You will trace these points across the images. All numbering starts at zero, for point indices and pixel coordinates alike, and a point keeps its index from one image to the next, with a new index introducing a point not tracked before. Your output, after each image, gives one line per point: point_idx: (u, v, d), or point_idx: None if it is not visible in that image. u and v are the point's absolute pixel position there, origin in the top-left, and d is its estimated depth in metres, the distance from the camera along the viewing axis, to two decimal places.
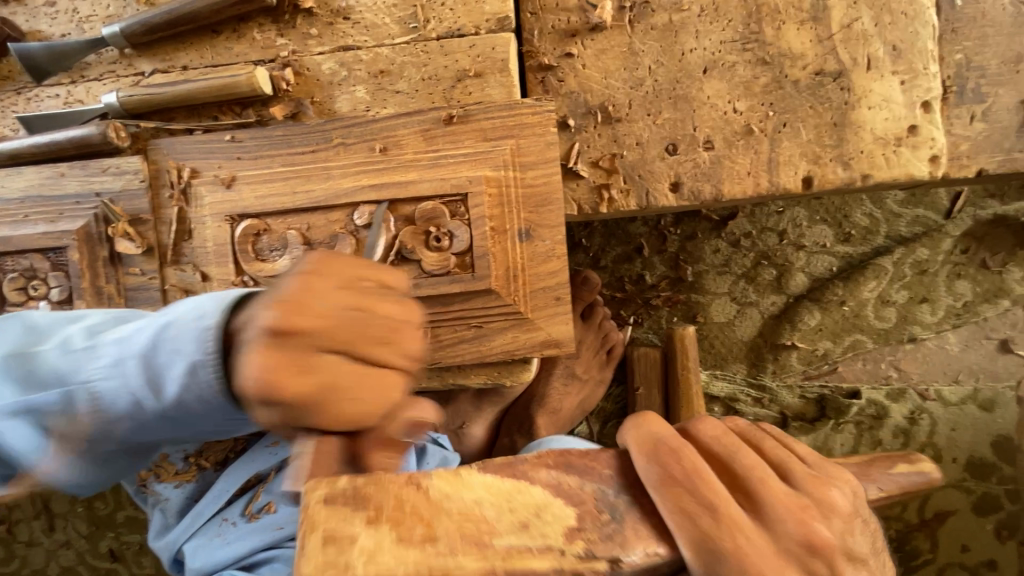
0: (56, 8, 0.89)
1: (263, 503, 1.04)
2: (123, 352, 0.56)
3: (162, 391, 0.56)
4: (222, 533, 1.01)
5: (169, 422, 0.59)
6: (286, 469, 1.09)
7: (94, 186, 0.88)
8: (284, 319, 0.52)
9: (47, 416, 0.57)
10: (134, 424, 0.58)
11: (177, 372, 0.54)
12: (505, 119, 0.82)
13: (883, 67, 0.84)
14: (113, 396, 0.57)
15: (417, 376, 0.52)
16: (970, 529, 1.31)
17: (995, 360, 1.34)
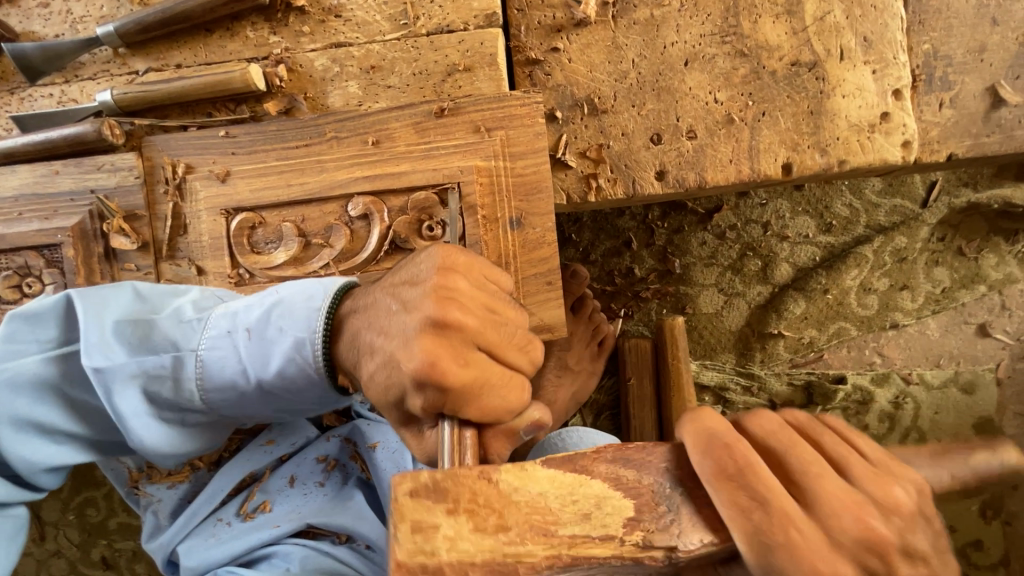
0: (50, 9, 0.91)
1: (258, 503, 1.06)
2: (238, 327, 0.69)
3: (266, 362, 0.68)
4: (215, 533, 1.02)
5: (263, 395, 0.71)
6: (280, 469, 1.11)
7: (89, 183, 0.89)
8: (379, 288, 0.67)
9: (153, 379, 0.68)
10: (229, 392, 0.70)
11: (284, 346, 0.67)
12: (495, 111, 0.84)
13: (855, 58, 0.88)
14: (218, 365, 0.68)
15: (482, 337, 0.61)
16: (956, 510, 1.34)
17: (975, 343, 1.38)
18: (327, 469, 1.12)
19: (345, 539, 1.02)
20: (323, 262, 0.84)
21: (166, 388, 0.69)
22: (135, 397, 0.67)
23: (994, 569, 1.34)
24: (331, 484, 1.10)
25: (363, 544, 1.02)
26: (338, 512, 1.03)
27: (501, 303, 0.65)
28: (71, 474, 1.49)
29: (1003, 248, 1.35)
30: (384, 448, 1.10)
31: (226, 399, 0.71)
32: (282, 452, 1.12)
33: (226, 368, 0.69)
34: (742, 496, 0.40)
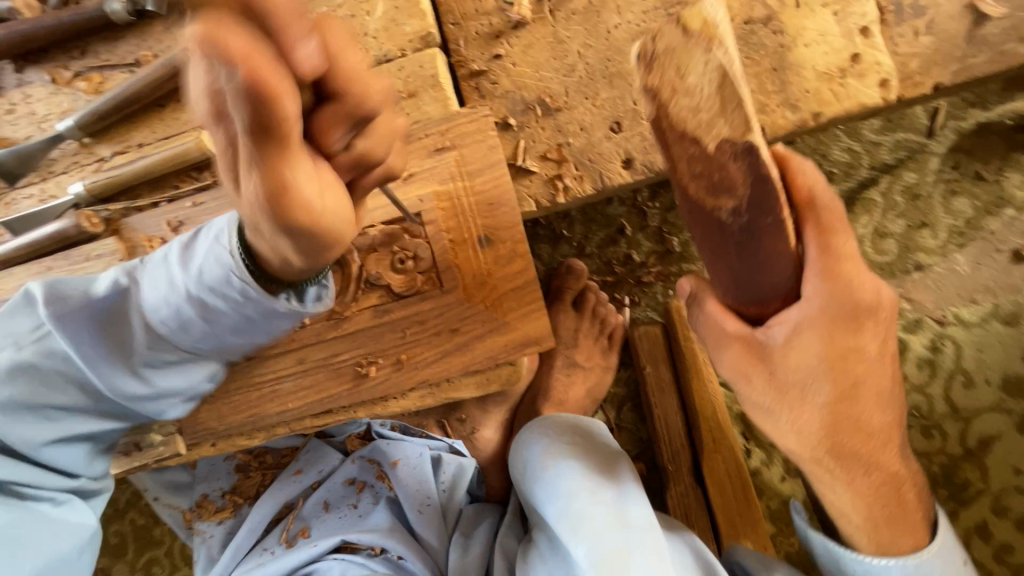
0: (16, 115, 0.95)
1: (297, 529, 1.21)
2: (173, 274, 0.71)
3: (193, 263, 0.70)
4: (263, 559, 1.18)
5: (203, 330, 0.75)
6: (313, 495, 1.24)
7: (79, 272, 0.92)
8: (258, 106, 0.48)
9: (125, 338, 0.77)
10: (174, 326, 0.74)
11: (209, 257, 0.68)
12: (445, 132, 0.84)
13: (811, 3, 0.82)
14: (174, 291, 0.72)
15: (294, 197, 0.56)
16: (1020, 451, 1.27)
17: (1012, 271, 1.28)
18: (356, 490, 1.25)
19: (380, 551, 1.15)
20: (306, 311, 0.85)
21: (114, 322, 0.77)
22: (85, 349, 0.76)
23: None
24: (362, 504, 1.23)
25: (394, 555, 1.13)
26: (369, 530, 1.16)
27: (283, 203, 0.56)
28: (134, 537, 1.58)
29: None
30: (406, 462, 1.21)
31: (166, 326, 0.74)
32: (313, 480, 1.26)
33: (162, 314, 0.73)
34: (822, 378, 0.69)
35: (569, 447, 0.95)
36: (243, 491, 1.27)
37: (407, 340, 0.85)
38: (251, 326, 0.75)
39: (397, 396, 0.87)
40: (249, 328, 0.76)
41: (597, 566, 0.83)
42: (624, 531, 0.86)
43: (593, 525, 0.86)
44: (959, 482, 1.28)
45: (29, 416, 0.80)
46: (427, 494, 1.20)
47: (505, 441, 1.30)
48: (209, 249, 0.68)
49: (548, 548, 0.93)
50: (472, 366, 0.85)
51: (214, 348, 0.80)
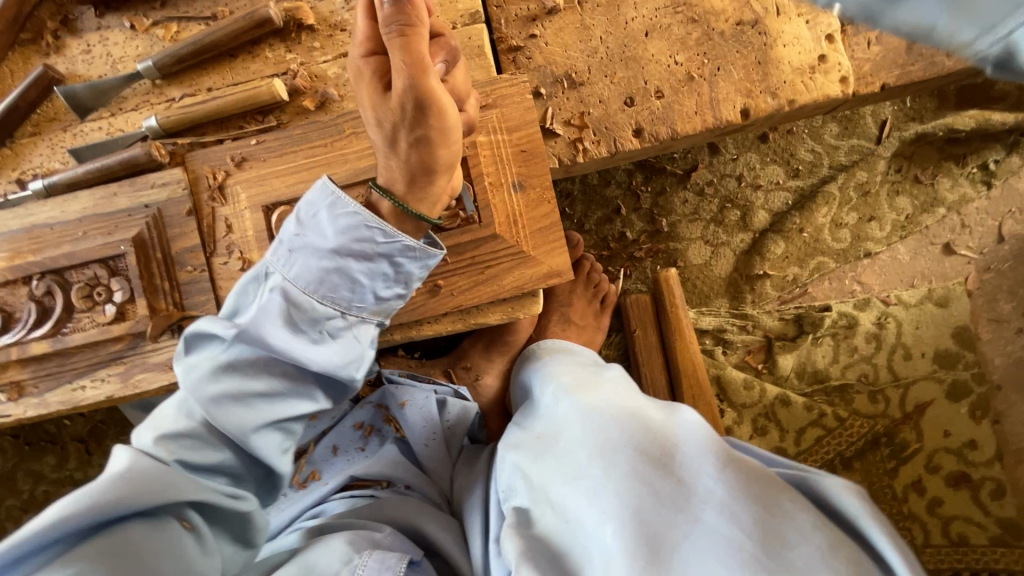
0: (92, 54, 1.04)
1: (308, 473, 1.29)
2: (315, 242, 0.81)
3: (324, 232, 0.81)
4: (277, 502, 1.27)
5: (347, 282, 0.82)
6: (324, 440, 1.32)
7: (142, 199, 1.01)
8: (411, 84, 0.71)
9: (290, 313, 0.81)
10: (327, 283, 0.81)
11: (326, 216, 0.81)
12: (487, 94, 0.98)
13: (789, 12, 1.02)
14: (303, 265, 0.81)
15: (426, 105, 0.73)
16: (948, 415, 1.48)
17: (943, 262, 1.52)
18: (364, 434, 1.33)
19: (388, 484, 1.24)
20: None
21: (288, 324, 0.82)
22: (277, 336, 0.81)
23: (990, 464, 1.47)
24: (371, 446, 1.31)
25: (401, 485, 1.23)
26: (377, 465, 1.26)
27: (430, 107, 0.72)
28: None
29: (955, 171, 1.50)
30: (412, 405, 1.29)
31: (329, 287, 0.82)
32: (324, 424, 1.34)
33: (315, 276, 0.81)
34: None
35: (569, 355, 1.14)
36: None
37: (446, 269, 0.97)
38: (381, 272, 0.83)
39: (432, 320, 1.00)
40: (357, 290, 0.83)
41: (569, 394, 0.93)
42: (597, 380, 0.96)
43: (571, 376, 0.99)
44: (899, 442, 1.47)
45: (236, 408, 0.83)
46: (432, 430, 1.28)
47: (506, 391, 1.42)
48: (333, 210, 0.80)
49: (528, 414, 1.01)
50: (500, 295, 0.97)
51: (377, 302, 0.86)
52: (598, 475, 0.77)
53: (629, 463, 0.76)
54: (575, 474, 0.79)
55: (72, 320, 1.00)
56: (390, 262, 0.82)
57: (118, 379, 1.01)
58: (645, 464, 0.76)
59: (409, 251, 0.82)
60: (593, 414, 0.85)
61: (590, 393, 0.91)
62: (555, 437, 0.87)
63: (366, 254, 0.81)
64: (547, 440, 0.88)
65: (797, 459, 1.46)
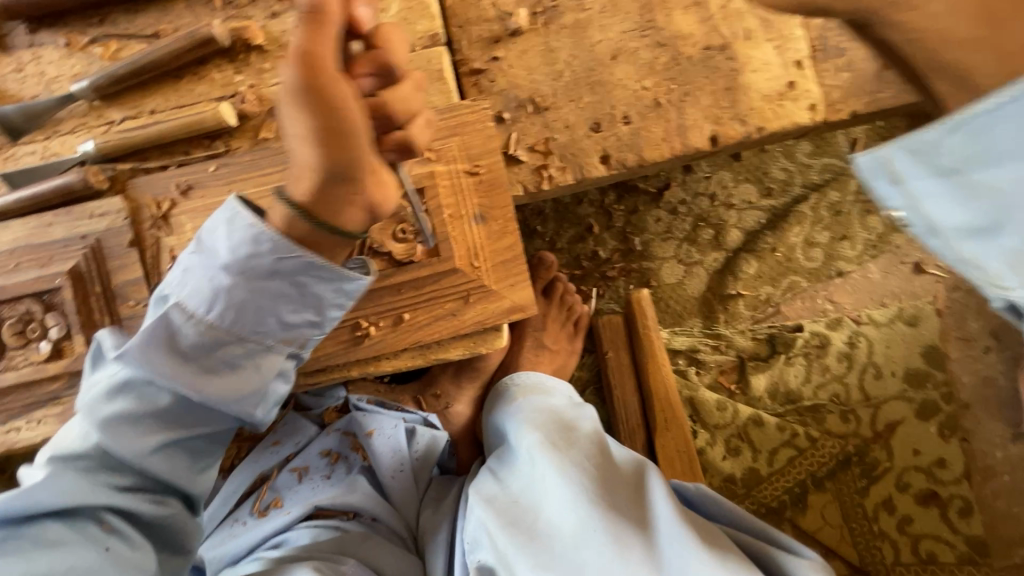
0: (24, 73, 0.97)
1: (269, 501, 1.22)
2: (208, 265, 0.76)
3: (218, 248, 0.76)
4: (235, 530, 1.20)
5: (239, 307, 0.77)
6: (287, 466, 1.25)
7: (80, 229, 0.95)
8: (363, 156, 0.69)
9: (177, 338, 0.78)
10: (222, 305, 0.77)
11: (224, 226, 0.76)
12: (447, 121, 0.94)
13: (758, 36, 1.00)
14: (200, 286, 0.77)
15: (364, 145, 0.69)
16: (918, 433, 1.48)
17: (913, 281, 1.52)
18: (331, 461, 1.26)
19: (354, 515, 1.19)
20: None
21: (174, 350, 0.78)
22: (158, 360, 0.78)
23: (959, 482, 1.48)
24: (335, 474, 1.24)
25: (367, 517, 1.19)
26: (345, 496, 1.20)
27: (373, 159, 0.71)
28: None
29: None
30: (380, 434, 1.24)
31: (226, 312, 0.77)
32: (288, 449, 1.27)
33: (208, 296, 0.76)
34: None
35: (544, 390, 1.11)
36: (217, 464, 1.27)
37: (405, 302, 0.93)
38: (281, 295, 0.78)
39: (390, 355, 0.95)
40: (257, 314, 0.78)
41: (542, 454, 0.92)
42: (572, 438, 0.95)
43: (547, 429, 0.96)
44: (870, 461, 1.47)
45: (130, 429, 0.82)
46: (400, 462, 1.24)
47: (476, 416, 1.39)
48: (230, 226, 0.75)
49: (500, 462, 0.99)
50: (461, 331, 0.94)
51: (281, 328, 0.80)
52: (569, 561, 0.83)
53: (597, 554, 0.82)
54: (546, 560, 0.83)
55: (4, 358, 0.94)
56: (290, 281, 0.77)
57: (56, 421, 0.95)
58: (614, 557, 0.81)
59: (314, 269, 0.76)
60: (570, 492, 0.86)
61: (568, 457, 0.90)
62: (530, 512, 0.89)
63: (260, 274, 0.76)
64: (520, 511, 0.89)
65: (769, 480, 1.46)
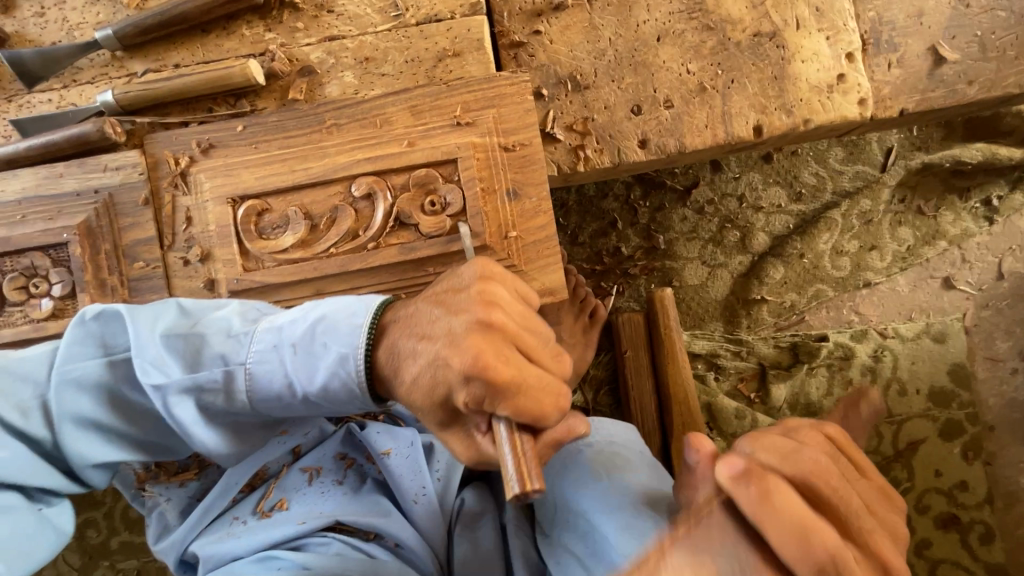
0: (46, 18, 0.93)
1: (276, 500, 1.04)
2: (279, 337, 0.74)
3: (311, 376, 0.73)
4: (233, 531, 1.00)
5: (311, 407, 0.75)
6: (297, 464, 1.08)
7: (93, 182, 0.90)
8: (423, 298, 0.73)
9: (208, 391, 0.73)
10: (276, 403, 0.75)
11: (328, 361, 0.72)
12: (486, 91, 0.89)
13: (809, 26, 0.96)
14: (268, 378, 0.73)
15: (518, 339, 0.67)
16: (941, 454, 1.43)
17: (942, 296, 1.47)
18: (344, 466, 1.11)
19: (375, 536, 1.01)
20: (331, 243, 0.87)
21: (208, 392, 0.74)
22: (193, 398, 0.73)
23: (981, 507, 1.42)
24: (349, 483, 1.08)
25: (391, 541, 1.00)
26: (372, 512, 1.02)
27: (532, 334, 0.69)
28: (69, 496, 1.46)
29: (958, 205, 1.47)
30: (397, 454, 1.08)
31: (268, 399, 0.74)
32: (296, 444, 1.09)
33: (270, 396, 0.74)
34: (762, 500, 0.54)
35: (614, 449, 0.97)
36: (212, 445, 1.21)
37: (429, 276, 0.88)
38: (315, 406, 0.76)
39: None
40: (292, 413, 0.77)
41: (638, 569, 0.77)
42: None
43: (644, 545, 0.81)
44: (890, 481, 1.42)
45: (123, 418, 0.75)
46: (423, 485, 1.07)
47: None
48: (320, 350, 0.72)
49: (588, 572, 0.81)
50: None
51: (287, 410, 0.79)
52: None
53: None
54: None
55: (2, 314, 0.89)
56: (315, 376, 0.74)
57: None
58: None
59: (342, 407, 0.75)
60: None
61: None
62: None
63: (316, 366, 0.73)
64: None
65: None
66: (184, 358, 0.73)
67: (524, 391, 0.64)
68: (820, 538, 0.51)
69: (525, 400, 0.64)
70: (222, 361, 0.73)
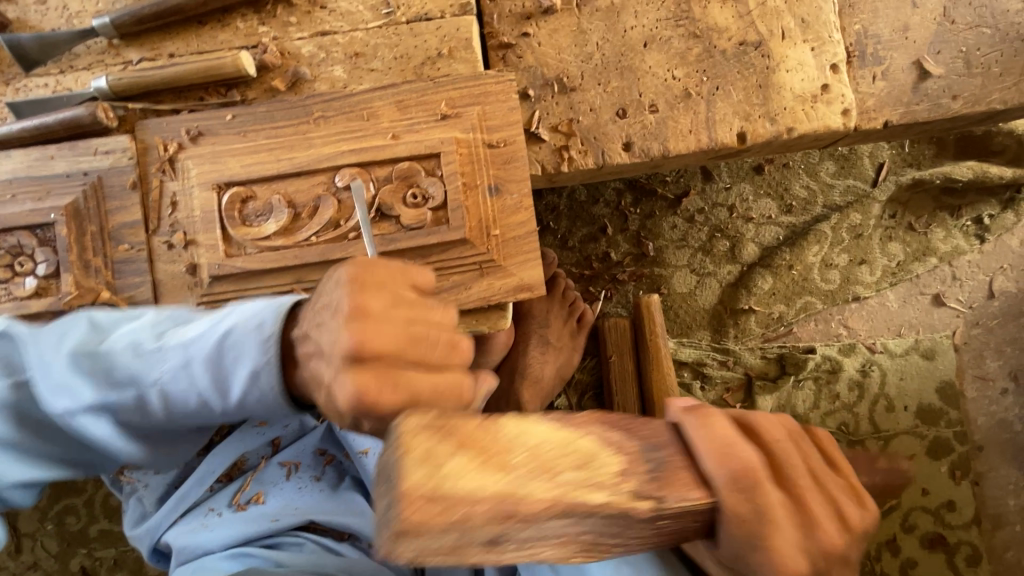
0: (47, 5, 0.96)
1: (252, 494, 1.02)
2: (188, 354, 0.70)
3: (227, 391, 0.70)
4: (207, 523, 0.98)
5: (232, 416, 0.73)
6: (276, 458, 1.07)
7: (83, 165, 0.92)
8: (307, 318, 0.67)
9: (126, 407, 0.72)
10: (198, 415, 0.73)
11: (240, 376, 0.69)
12: (471, 89, 0.91)
13: (795, 36, 0.98)
14: (183, 394, 0.71)
15: (404, 358, 0.61)
16: (927, 472, 1.41)
17: (932, 313, 1.47)
18: (323, 462, 1.09)
19: (349, 535, 1.00)
20: (312, 232, 0.88)
21: (125, 409, 0.72)
22: (113, 416, 0.72)
23: (968, 528, 1.40)
24: (327, 480, 1.07)
25: (365, 541, 1.00)
26: (345, 511, 1.01)
27: (421, 316, 0.65)
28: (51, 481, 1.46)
29: (949, 223, 1.47)
30: (376, 451, 1.07)
31: (188, 411, 0.73)
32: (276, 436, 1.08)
33: (191, 409, 0.72)
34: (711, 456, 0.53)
35: None
36: None
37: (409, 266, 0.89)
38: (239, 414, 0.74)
39: None
40: (217, 420, 0.75)
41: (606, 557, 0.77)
42: None
43: None
44: None
45: (42, 433, 0.73)
46: None
47: None
48: (231, 365, 0.69)
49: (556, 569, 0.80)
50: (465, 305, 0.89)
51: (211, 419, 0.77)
52: None
53: None
54: None
55: None
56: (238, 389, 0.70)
57: None
58: None
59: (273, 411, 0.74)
60: None
61: None
62: None
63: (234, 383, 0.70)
64: None
65: None
66: (95, 382, 0.71)
67: (425, 417, 0.61)
68: (740, 450, 0.51)
69: (439, 422, 0.62)
70: (134, 379, 0.71)
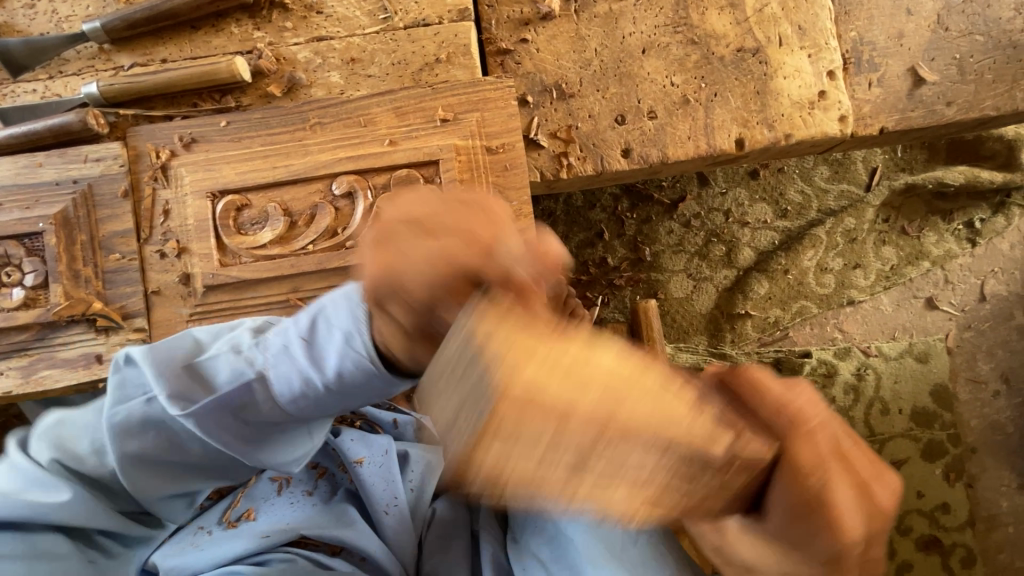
0: (35, 9, 0.94)
1: (242, 510, 0.91)
2: (285, 337, 0.64)
3: (323, 366, 0.61)
4: (194, 542, 0.87)
5: (336, 396, 0.63)
6: (269, 473, 0.98)
7: (73, 173, 0.90)
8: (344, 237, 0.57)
9: (240, 407, 0.67)
10: (304, 401, 0.64)
11: (335, 345, 0.60)
12: (470, 95, 0.90)
13: (792, 43, 0.98)
14: (286, 380, 0.64)
15: (452, 257, 0.48)
16: (922, 474, 1.42)
17: (925, 316, 1.48)
18: (316, 476, 0.99)
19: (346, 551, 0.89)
20: (309, 240, 0.87)
21: (235, 408, 0.67)
22: (225, 419, 0.67)
23: (963, 530, 1.41)
24: (322, 493, 0.96)
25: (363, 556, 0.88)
26: (336, 523, 0.89)
27: (460, 213, 0.52)
28: None
29: (941, 226, 1.48)
30: (372, 462, 0.96)
31: (287, 396, 0.64)
32: None
33: (293, 395, 0.64)
34: None
35: None
36: None
37: None
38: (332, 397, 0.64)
39: None
40: (325, 407, 0.65)
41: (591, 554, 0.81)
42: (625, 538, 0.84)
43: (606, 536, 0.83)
44: None
45: (175, 449, 0.72)
46: (399, 496, 0.94)
47: None
48: (318, 330, 0.62)
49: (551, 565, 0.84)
50: None
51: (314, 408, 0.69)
52: None
53: None
54: None
55: None
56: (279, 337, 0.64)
57: (20, 373, 0.88)
58: None
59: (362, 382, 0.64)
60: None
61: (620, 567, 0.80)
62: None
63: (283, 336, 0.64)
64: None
65: None
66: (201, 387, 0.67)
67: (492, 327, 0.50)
68: None
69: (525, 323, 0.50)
70: (238, 374, 0.66)
